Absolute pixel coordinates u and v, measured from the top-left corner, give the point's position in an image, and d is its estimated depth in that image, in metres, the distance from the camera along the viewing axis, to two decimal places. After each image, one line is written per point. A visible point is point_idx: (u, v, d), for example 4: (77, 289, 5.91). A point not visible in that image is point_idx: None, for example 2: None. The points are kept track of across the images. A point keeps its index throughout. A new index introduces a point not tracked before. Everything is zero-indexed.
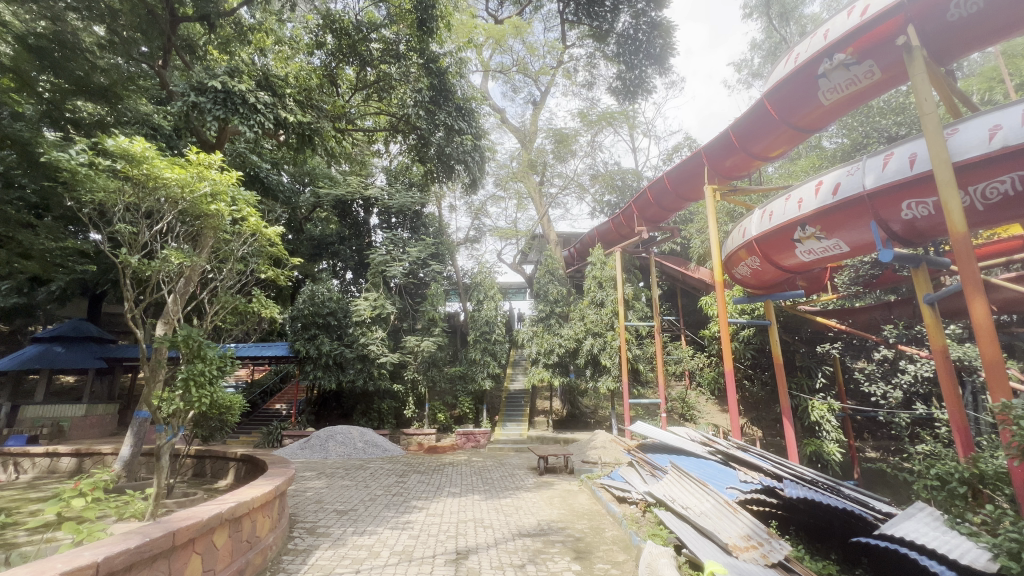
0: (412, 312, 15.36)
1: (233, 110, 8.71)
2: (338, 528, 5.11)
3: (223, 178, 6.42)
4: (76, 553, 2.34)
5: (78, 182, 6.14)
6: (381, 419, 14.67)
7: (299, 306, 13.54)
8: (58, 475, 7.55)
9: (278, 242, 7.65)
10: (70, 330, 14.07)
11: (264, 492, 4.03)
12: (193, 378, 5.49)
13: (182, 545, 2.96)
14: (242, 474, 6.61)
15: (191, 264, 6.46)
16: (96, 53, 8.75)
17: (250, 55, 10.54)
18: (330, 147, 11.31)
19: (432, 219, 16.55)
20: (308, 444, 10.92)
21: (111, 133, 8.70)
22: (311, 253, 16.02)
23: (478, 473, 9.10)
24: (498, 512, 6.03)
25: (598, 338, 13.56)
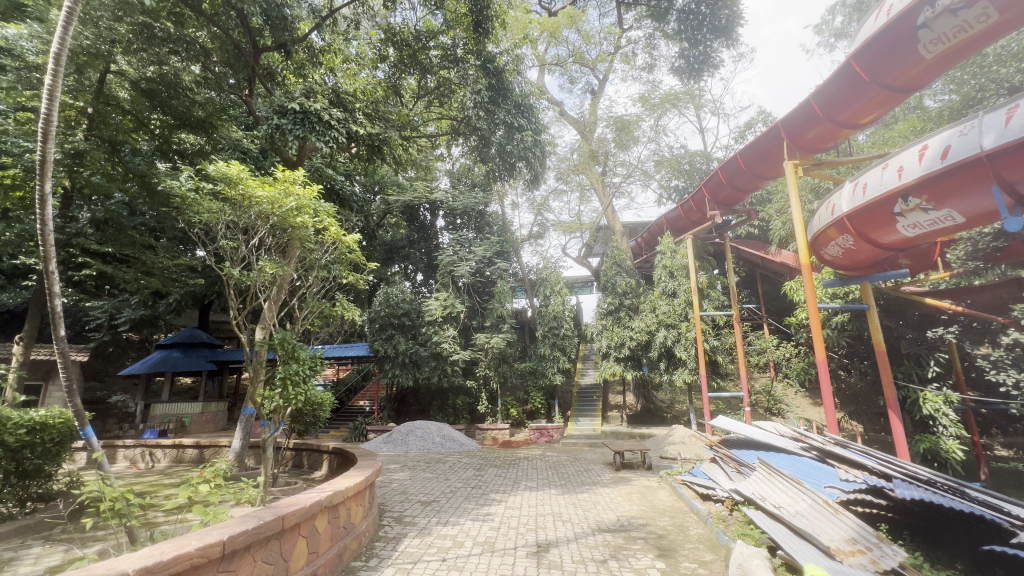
0: (481, 310, 15.72)
1: (311, 128, 9.34)
2: (423, 518, 5.36)
3: (306, 193, 6.97)
4: (206, 533, 2.66)
5: (188, 206, 6.91)
6: (456, 415, 15.18)
7: (376, 309, 14.30)
8: (184, 464, 8.61)
9: (356, 248, 8.15)
10: (186, 338, 15.90)
11: (356, 482, 4.32)
12: (289, 377, 6.02)
13: (290, 528, 3.25)
14: (334, 466, 7.13)
15: (282, 274, 7.07)
16: (194, 90, 9.83)
17: (322, 76, 11.23)
18: (397, 156, 11.81)
19: (495, 217, 16.81)
20: (390, 438, 11.54)
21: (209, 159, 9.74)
22: (384, 258, 16.85)
23: (553, 467, 9.14)
24: (575, 507, 6.03)
25: (671, 330, 13.05)
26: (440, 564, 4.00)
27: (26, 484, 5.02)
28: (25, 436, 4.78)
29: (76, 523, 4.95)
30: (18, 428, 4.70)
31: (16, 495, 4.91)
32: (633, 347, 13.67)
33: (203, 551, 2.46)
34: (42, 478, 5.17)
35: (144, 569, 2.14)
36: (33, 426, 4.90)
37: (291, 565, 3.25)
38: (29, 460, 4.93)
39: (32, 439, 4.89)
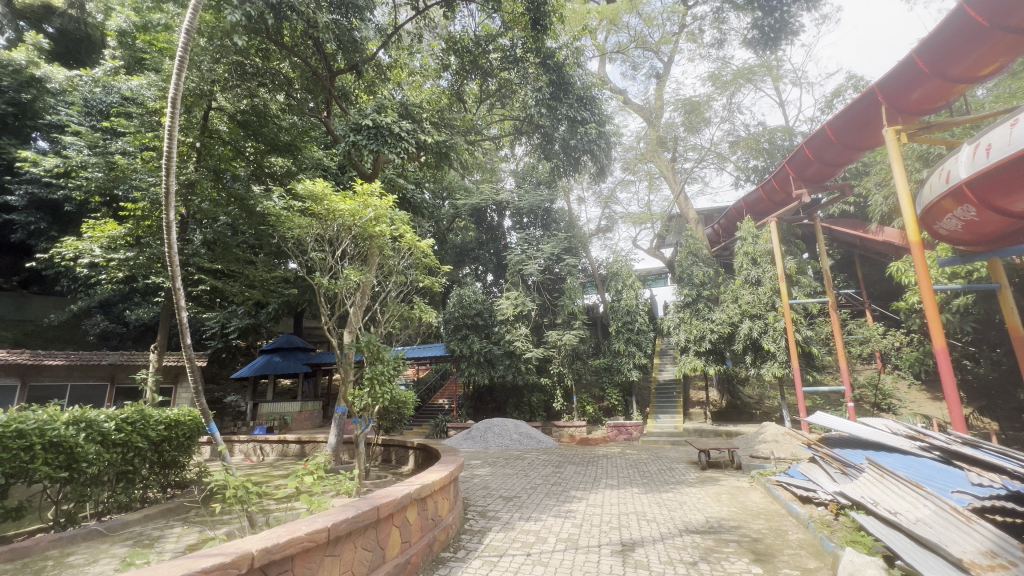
0: (552, 307, 15.72)
1: (383, 141, 9.88)
2: (506, 513, 5.47)
3: (383, 203, 7.42)
4: (313, 520, 2.92)
5: (281, 223, 7.58)
6: (532, 412, 15.30)
7: (450, 310, 14.76)
8: (288, 458, 9.46)
9: (430, 253, 8.52)
10: (285, 343, 17.42)
11: (442, 476, 4.51)
12: (376, 376, 6.42)
13: (385, 518, 3.47)
14: (419, 461, 7.50)
15: (365, 281, 7.56)
16: (281, 117, 10.77)
17: (390, 91, 11.78)
18: (464, 161, 12.13)
19: (562, 214, 16.75)
20: (470, 435, 11.89)
21: (296, 179, 10.64)
22: (455, 260, 17.38)
23: (633, 465, 8.91)
24: (660, 506, 5.84)
25: (756, 321, 12.20)
26: (525, 558, 4.06)
27: (167, 472, 5.80)
28: (163, 431, 5.51)
29: (207, 508, 5.64)
30: (158, 424, 5.44)
31: (160, 482, 5.69)
32: (715, 340, 12.92)
33: (313, 536, 2.71)
34: (178, 467, 5.94)
35: (265, 549, 2.40)
36: (170, 422, 5.64)
37: (387, 553, 3.46)
38: (168, 452, 5.69)
39: (169, 434, 5.64)
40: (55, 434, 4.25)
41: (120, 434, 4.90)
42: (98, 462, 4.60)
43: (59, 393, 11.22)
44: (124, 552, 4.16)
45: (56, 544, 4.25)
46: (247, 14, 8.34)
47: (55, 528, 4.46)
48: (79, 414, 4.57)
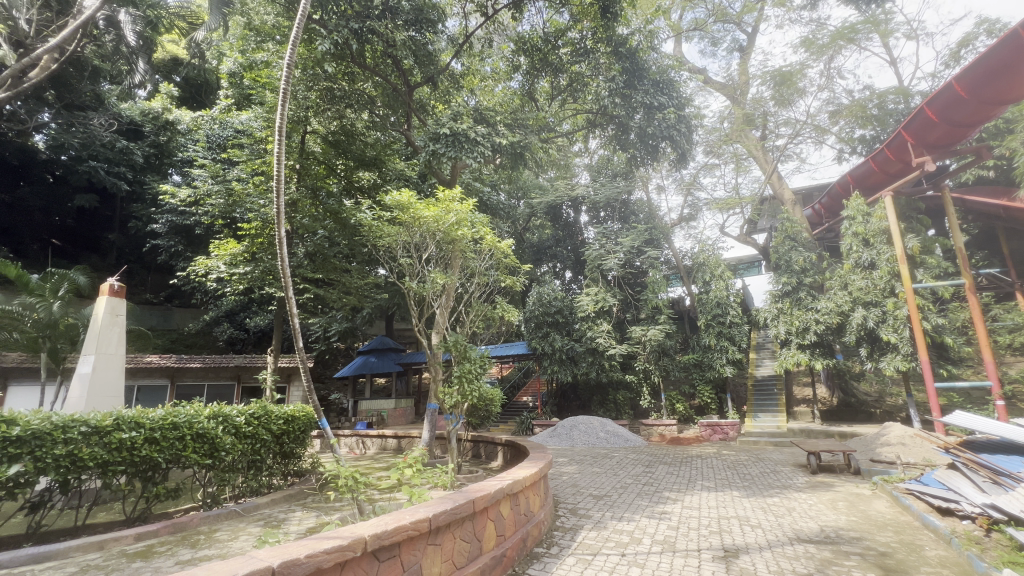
0: (634, 302, 15.26)
1: (461, 147, 10.23)
2: (598, 512, 5.40)
3: (464, 208, 7.73)
4: (415, 510, 3.10)
5: (372, 232, 8.16)
6: (618, 410, 14.98)
7: (530, 309, 14.87)
8: (387, 452, 10.11)
9: (510, 253, 8.69)
10: (378, 344, 18.67)
11: (532, 472, 4.58)
12: (464, 374, 6.66)
13: (480, 512, 3.58)
14: (508, 457, 7.66)
15: (450, 283, 7.89)
16: (367, 133, 11.57)
17: (465, 97, 12.15)
18: (538, 159, 12.22)
19: (640, 205, 16.19)
20: (555, 432, 11.91)
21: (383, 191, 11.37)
22: (533, 259, 17.52)
23: (732, 467, 8.36)
24: (765, 512, 5.41)
25: (872, 309, 10.86)
26: (620, 559, 3.98)
27: (287, 462, 6.49)
28: (282, 425, 6.17)
29: (322, 495, 6.21)
30: (278, 418, 6.10)
31: (282, 471, 6.37)
32: (821, 332, 11.73)
33: (416, 525, 2.87)
34: (296, 458, 6.61)
35: (376, 535, 2.60)
36: (287, 418, 6.30)
37: (484, 545, 3.58)
38: (287, 444, 6.35)
39: (287, 428, 6.29)
40: (200, 427, 4.96)
41: (249, 427, 5.57)
42: (233, 451, 5.27)
43: (199, 392, 13.01)
44: (258, 531, 4.71)
45: (206, 521, 4.93)
46: (334, 42, 9.16)
47: (204, 507, 5.18)
48: (217, 409, 5.27)
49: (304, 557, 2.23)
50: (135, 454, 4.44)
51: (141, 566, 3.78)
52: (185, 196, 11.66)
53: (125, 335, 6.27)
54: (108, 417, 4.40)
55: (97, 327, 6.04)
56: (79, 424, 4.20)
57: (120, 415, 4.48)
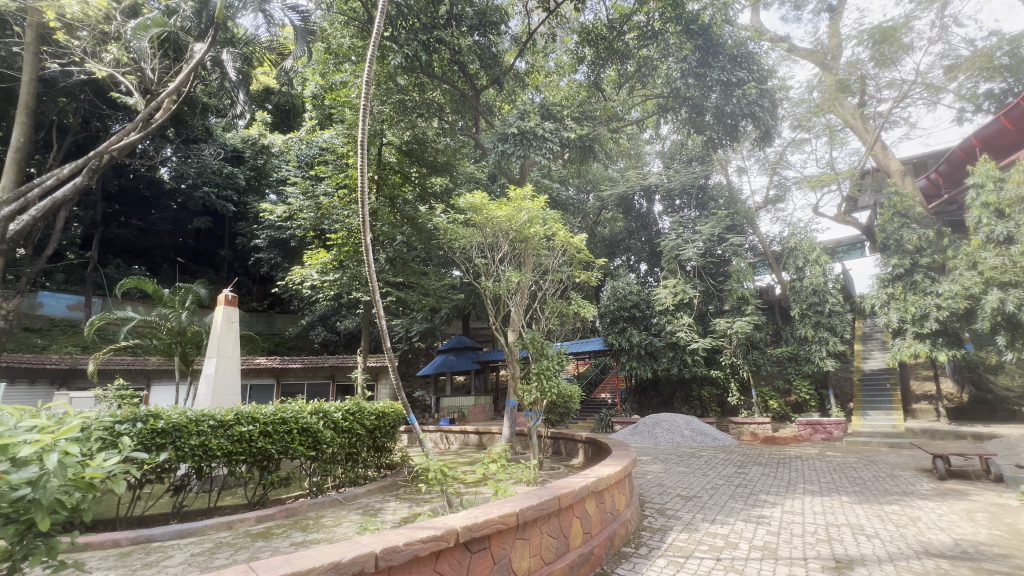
0: (717, 293, 14.46)
1: (529, 145, 10.32)
2: (687, 513, 5.18)
3: (535, 206, 7.80)
4: (502, 504, 3.16)
5: (448, 235, 8.46)
6: (704, 407, 14.22)
7: (605, 304, 14.57)
8: (470, 448, 10.43)
9: (583, 248, 8.59)
10: (456, 343, 19.30)
11: (618, 471, 4.48)
12: (542, 371, 6.69)
13: (566, 508, 3.56)
14: (590, 455, 7.57)
15: (524, 281, 7.96)
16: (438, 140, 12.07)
17: (530, 95, 12.21)
18: (608, 150, 11.96)
19: (720, 189, 15.25)
20: (637, 430, 11.59)
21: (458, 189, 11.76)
22: (606, 253, 17.17)
23: (839, 470, 7.60)
24: (882, 521, 4.86)
25: (1010, 290, 9.34)
26: (715, 563, 3.79)
27: (380, 455, 6.91)
28: (375, 420, 6.58)
29: (413, 487, 6.55)
30: (370, 414, 6.52)
31: (376, 463, 6.81)
32: (944, 319, 10.32)
33: (504, 519, 2.92)
34: (388, 451, 7.02)
35: (467, 527, 2.68)
36: (378, 414, 6.71)
37: (571, 541, 3.57)
38: (379, 438, 6.77)
39: (379, 423, 6.70)
40: (304, 421, 5.44)
41: (346, 421, 6.02)
42: (333, 444, 5.71)
43: (300, 390, 14.31)
44: (358, 518, 5.08)
45: (314, 508, 5.40)
46: (405, 55, 9.61)
47: (311, 495, 5.67)
48: (318, 406, 5.75)
49: (403, 545, 2.37)
50: (252, 445, 4.99)
51: (262, 545, 4.21)
52: (282, 212, 12.81)
53: (239, 340, 7.02)
54: (230, 413, 4.99)
55: (217, 333, 6.83)
56: (208, 418, 4.80)
57: (239, 411, 5.07)
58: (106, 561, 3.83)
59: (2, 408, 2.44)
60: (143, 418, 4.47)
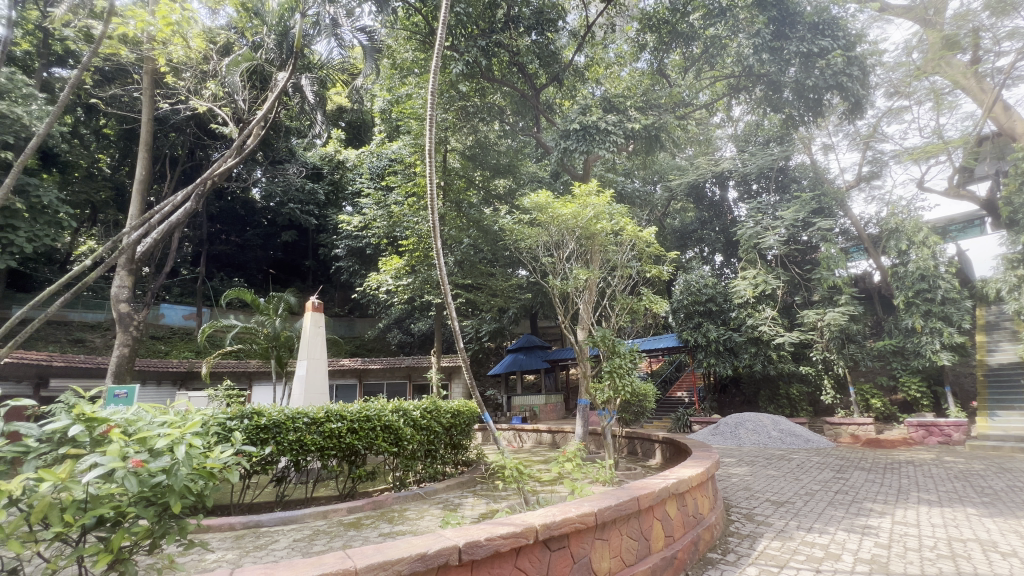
0: (804, 283, 13.37)
1: (592, 140, 10.18)
2: (780, 520, 4.82)
3: (601, 201, 7.70)
4: (579, 503, 3.14)
5: (515, 236, 8.56)
6: (794, 406, 13.17)
7: (678, 299, 13.95)
8: (543, 447, 10.44)
9: (653, 242, 8.32)
10: (525, 342, 19.43)
11: (699, 473, 4.27)
12: (615, 369, 6.54)
13: (645, 510, 3.46)
14: (668, 455, 7.29)
15: (593, 278, 7.86)
16: (500, 142, 12.31)
17: (591, 89, 12.09)
18: (676, 138, 11.50)
19: (803, 170, 14.10)
20: (718, 430, 10.99)
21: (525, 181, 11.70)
22: (677, 245, 16.49)
23: (962, 478, 6.71)
24: (1021, 537, 4.22)
25: None
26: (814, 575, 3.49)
27: (456, 452, 7.13)
28: (450, 418, 6.81)
29: (490, 484, 6.69)
30: (446, 413, 6.75)
31: (453, 460, 7.04)
32: None
33: (583, 518, 2.90)
34: (464, 449, 7.23)
35: (545, 524, 2.70)
36: (454, 412, 6.93)
37: (652, 545, 3.46)
38: (456, 435, 7.00)
39: (455, 421, 6.93)
40: (386, 419, 5.76)
41: (424, 419, 6.29)
42: (413, 441, 5.98)
43: (380, 389, 15.14)
44: (440, 513, 5.28)
45: (398, 501, 5.68)
46: (467, 63, 9.85)
47: (395, 489, 5.97)
48: (398, 404, 6.06)
49: (485, 540, 2.43)
50: (342, 440, 5.36)
51: (354, 534, 4.51)
52: (358, 222, 13.65)
53: (326, 342, 7.58)
54: (321, 410, 5.40)
55: (307, 337, 7.42)
56: (302, 416, 5.23)
57: (329, 409, 5.46)
58: (225, 542, 4.30)
59: (140, 406, 2.82)
60: (248, 415, 4.98)
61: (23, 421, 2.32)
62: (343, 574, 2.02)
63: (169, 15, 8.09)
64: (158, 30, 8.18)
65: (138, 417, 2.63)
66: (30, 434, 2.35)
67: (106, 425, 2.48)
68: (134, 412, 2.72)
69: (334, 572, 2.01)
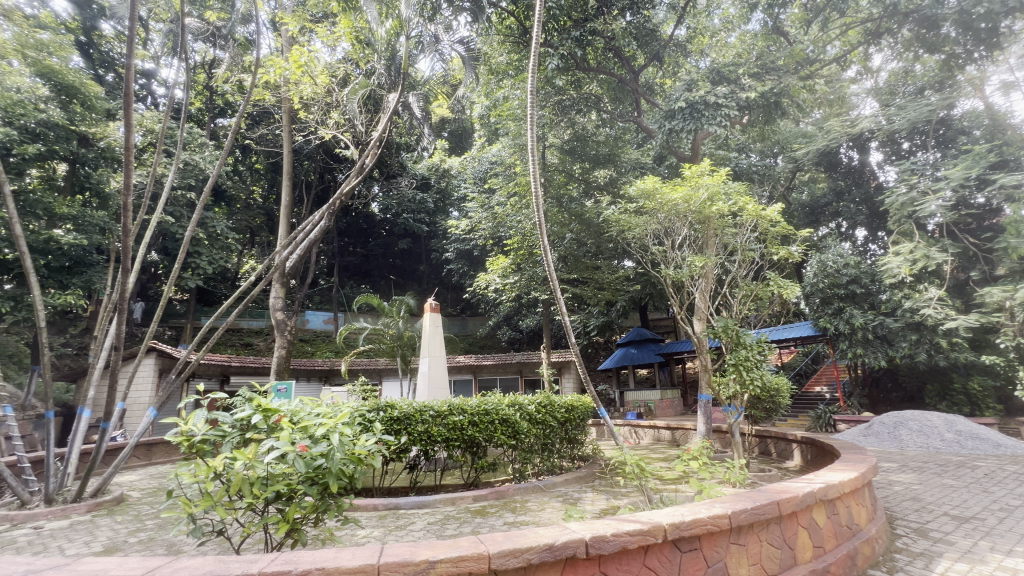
0: (982, 254, 11.04)
1: (700, 116, 9.52)
2: (966, 539, 4.04)
3: (715, 181, 7.15)
4: (711, 504, 2.95)
5: (622, 226, 8.32)
6: (975, 404, 10.97)
7: (812, 282, 12.38)
8: (662, 443, 10.05)
9: (780, 220, 7.50)
10: (636, 336, 18.74)
11: (853, 478, 3.75)
12: (741, 362, 6.00)
13: (788, 516, 3.13)
14: (810, 457, 6.51)
15: (709, 264, 7.34)
16: (598, 132, 12.09)
17: (695, 62, 11.33)
18: (800, 102, 10.27)
19: (974, 116, 11.64)
20: (871, 430, 9.58)
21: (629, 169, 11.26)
22: (807, 221, 14.71)
23: None
24: None
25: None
26: None
27: (573, 447, 7.16)
28: (565, 413, 6.86)
29: (610, 479, 6.59)
30: (560, 408, 6.80)
31: (570, 454, 7.08)
32: None
33: (715, 520, 2.72)
34: (579, 443, 7.24)
35: (674, 525, 2.58)
36: (568, 406, 6.96)
37: (799, 555, 3.12)
38: (571, 430, 7.04)
39: (569, 416, 6.96)
40: (503, 413, 5.98)
41: (539, 413, 6.40)
42: (530, 434, 6.13)
43: (494, 385, 15.77)
44: (560, 506, 5.34)
45: (519, 492, 5.88)
46: (562, 57, 9.82)
47: (515, 480, 6.19)
48: (513, 398, 6.26)
49: (611, 536, 2.40)
50: (464, 432, 5.68)
51: (481, 522, 4.75)
52: (465, 226, 14.36)
53: (444, 341, 8.10)
54: (444, 404, 5.77)
55: (427, 336, 8.00)
56: (428, 409, 5.65)
57: (451, 403, 5.82)
58: (372, 520, 4.83)
59: (300, 399, 3.27)
60: (384, 408, 5.52)
61: (220, 411, 2.85)
62: (478, 558, 2.15)
63: (300, 59, 9.33)
64: (292, 73, 9.48)
65: (301, 408, 3.07)
66: (225, 421, 2.88)
67: (278, 415, 2.93)
68: (297, 404, 3.18)
69: (470, 555, 2.15)
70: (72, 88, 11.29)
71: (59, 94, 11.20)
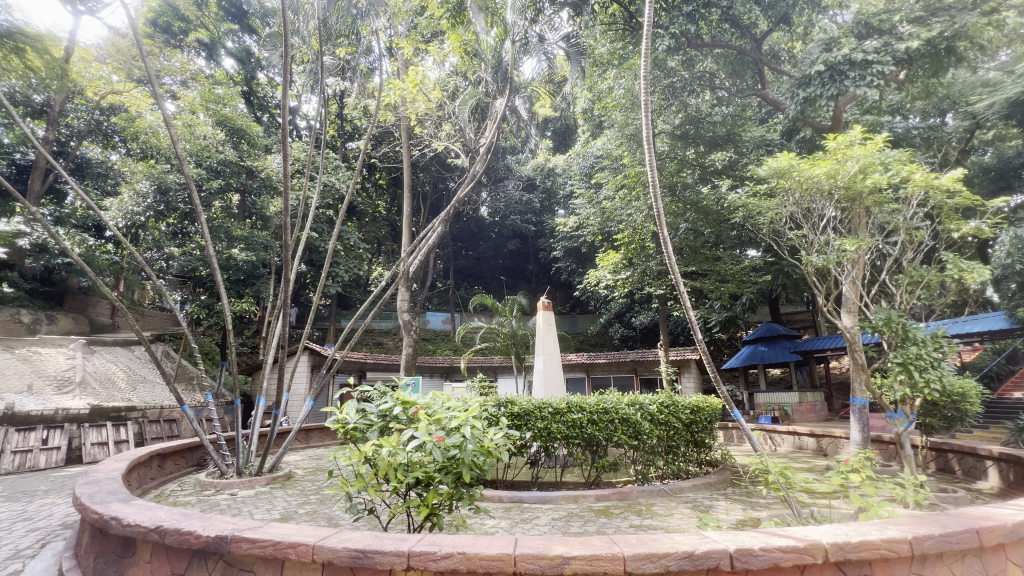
0: None
1: (843, 79, 8.36)
2: None
3: (867, 150, 6.15)
4: (883, 525, 2.53)
5: (751, 211, 7.58)
6: None
7: (1003, 262, 10.06)
8: (805, 452, 8.93)
9: (960, 190, 6.19)
10: (767, 332, 16.77)
11: None
12: (911, 360, 5.06)
13: (992, 548, 2.57)
14: (1013, 479, 5.30)
15: (864, 247, 6.34)
16: (714, 111, 11.25)
17: (832, 18, 9.97)
18: (981, 43, 8.42)
19: None
20: None
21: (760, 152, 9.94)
22: (994, 188, 12.22)
23: None
24: None
25: None
26: None
27: (699, 451, 6.68)
28: (690, 415, 6.43)
29: (744, 487, 6.04)
30: (685, 409, 6.39)
31: (696, 458, 6.62)
32: None
33: (890, 546, 2.32)
34: (707, 447, 6.74)
35: (837, 544, 2.26)
36: (693, 408, 6.52)
37: None
38: (697, 432, 6.58)
39: (695, 418, 6.51)
40: (623, 412, 5.82)
41: (661, 414, 6.10)
42: (652, 435, 5.88)
43: (607, 383, 15.44)
44: (690, 512, 5.03)
45: (643, 495, 5.66)
46: (671, 38, 9.31)
47: (637, 481, 5.97)
48: (632, 397, 6.05)
49: (759, 550, 2.19)
50: (583, 431, 5.64)
51: (605, 522, 4.67)
52: (573, 223, 14.24)
53: (558, 338, 8.12)
54: (563, 401, 5.78)
55: (541, 334, 8.09)
56: (546, 406, 5.71)
57: (569, 400, 5.81)
58: (499, 512, 5.03)
59: (433, 393, 3.51)
60: (504, 404, 5.72)
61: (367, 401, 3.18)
62: (613, 559, 2.11)
63: (416, 78, 10.11)
64: (411, 94, 10.36)
65: (434, 402, 3.28)
66: (372, 410, 3.20)
67: (414, 407, 3.18)
68: (430, 398, 3.41)
69: (604, 555, 2.11)
70: (241, 131, 13.61)
71: (232, 136, 13.52)
